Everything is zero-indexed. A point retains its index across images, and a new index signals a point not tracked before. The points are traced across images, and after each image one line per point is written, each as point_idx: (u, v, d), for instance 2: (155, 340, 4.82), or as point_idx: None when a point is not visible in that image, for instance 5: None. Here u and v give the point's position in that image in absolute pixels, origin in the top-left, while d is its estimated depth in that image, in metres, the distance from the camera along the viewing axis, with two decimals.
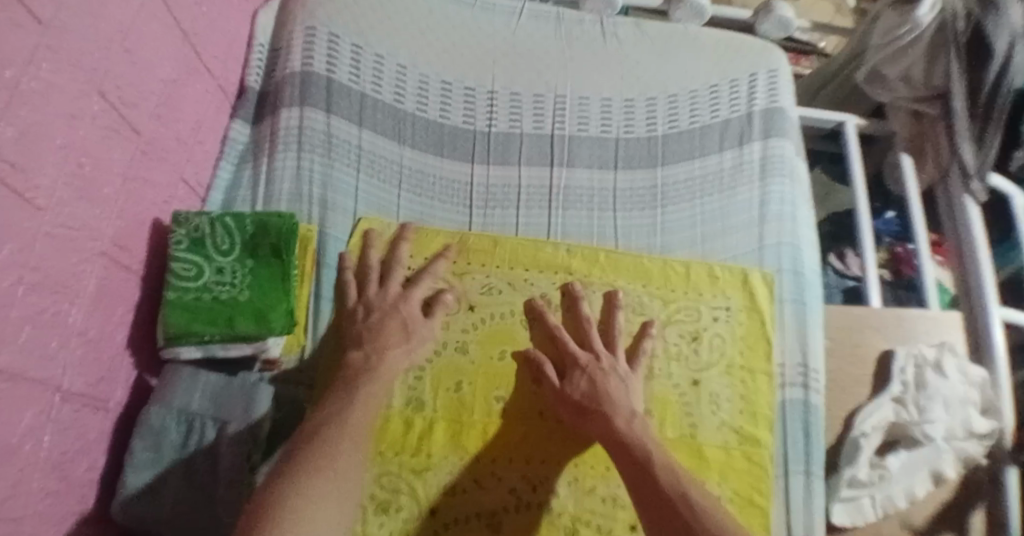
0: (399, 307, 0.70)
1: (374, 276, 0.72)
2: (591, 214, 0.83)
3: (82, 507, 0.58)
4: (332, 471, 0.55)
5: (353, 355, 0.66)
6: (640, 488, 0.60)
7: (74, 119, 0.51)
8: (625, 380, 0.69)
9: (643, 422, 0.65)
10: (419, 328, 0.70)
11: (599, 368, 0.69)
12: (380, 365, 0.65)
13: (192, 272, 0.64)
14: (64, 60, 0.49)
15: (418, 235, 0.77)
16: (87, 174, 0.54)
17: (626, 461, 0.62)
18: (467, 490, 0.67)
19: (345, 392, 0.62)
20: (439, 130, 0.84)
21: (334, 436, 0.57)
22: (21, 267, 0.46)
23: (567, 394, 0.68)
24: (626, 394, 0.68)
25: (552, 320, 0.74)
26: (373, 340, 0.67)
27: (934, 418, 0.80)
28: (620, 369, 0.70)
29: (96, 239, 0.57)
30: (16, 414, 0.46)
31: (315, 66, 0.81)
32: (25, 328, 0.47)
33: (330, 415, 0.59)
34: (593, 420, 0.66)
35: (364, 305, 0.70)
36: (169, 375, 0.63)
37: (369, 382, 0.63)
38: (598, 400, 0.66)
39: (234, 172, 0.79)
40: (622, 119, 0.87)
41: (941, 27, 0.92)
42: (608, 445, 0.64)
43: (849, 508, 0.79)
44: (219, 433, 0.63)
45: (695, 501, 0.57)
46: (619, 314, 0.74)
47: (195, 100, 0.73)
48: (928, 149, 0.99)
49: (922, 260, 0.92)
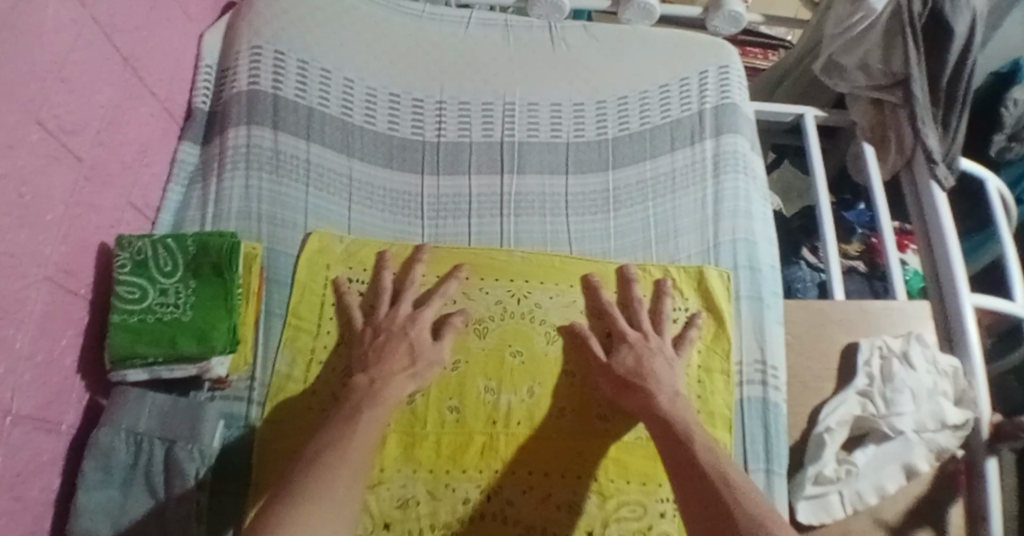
0: (407, 330, 0.70)
1: (388, 295, 0.74)
2: (544, 219, 0.82)
3: (37, 528, 0.60)
4: (337, 499, 0.54)
5: (358, 379, 0.66)
6: (679, 469, 0.60)
7: (16, 149, 0.53)
8: (669, 362, 0.71)
9: (684, 404, 0.67)
10: (426, 352, 0.69)
11: (646, 346, 0.71)
12: (383, 391, 0.65)
13: (137, 294, 0.64)
14: (2, 93, 0.50)
15: (435, 257, 0.77)
16: (27, 204, 0.55)
17: (669, 439, 0.62)
18: (421, 502, 0.67)
19: (347, 419, 0.61)
20: (388, 142, 0.84)
21: (332, 464, 0.56)
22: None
23: (613, 368, 0.70)
24: (671, 376, 0.69)
25: (605, 297, 0.76)
26: (377, 364, 0.67)
27: (901, 410, 0.78)
28: (667, 351, 0.72)
29: (39, 265, 0.57)
30: None
31: (262, 84, 0.81)
32: None
33: (330, 443, 0.59)
34: (634, 394, 0.68)
35: (372, 327, 0.71)
36: (117, 397, 0.64)
37: (373, 408, 0.63)
38: (643, 376, 0.68)
39: (183, 194, 0.80)
40: (571, 123, 0.87)
41: (897, 12, 0.90)
42: (648, 421, 0.65)
43: (816, 506, 0.77)
44: (166, 453, 0.62)
45: (735, 479, 0.56)
46: (666, 300, 0.76)
47: (139, 123, 0.73)
48: (890, 137, 0.98)
49: (887, 250, 0.91)
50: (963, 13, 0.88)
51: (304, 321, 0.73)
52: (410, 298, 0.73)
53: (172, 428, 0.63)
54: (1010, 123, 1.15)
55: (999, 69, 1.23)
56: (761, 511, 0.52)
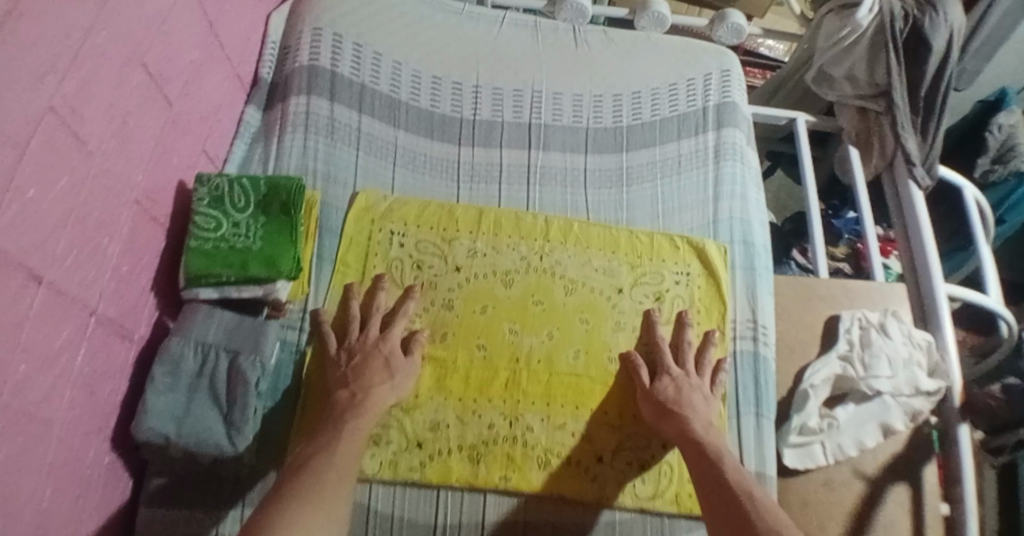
0: (379, 347, 0.75)
1: (356, 324, 0.77)
2: (565, 190, 0.93)
3: (104, 425, 0.68)
4: (324, 502, 0.60)
5: (340, 394, 0.71)
6: (708, 485, 0.68)
7: (120, 84, 0.63)
8: (704, 398, 0.77)
9: (715, 432, 0.74)
10: (400, 365, 0.74)
11: (687, 381, 0.78)
12: (364, 402, 0.70)
13: (212, 224, 0.73)
14: (116, 33, 0.61)
15: (419, 209, 0.86)
16: (128, 132, 0.65)
17: (701, 458, 0.70)
18: (450, 426, 0.76)
19: (333, 428, 0.68)
20: (430, 117, 0.94)
21: (321, 469, 0.63)
22: (72, 201, 0.58)
23: (654, 394, 0.76)
24: (706, 409, 0.76)
25: (660, 331, 0.82)
26: (358, 379, 0.72)
27: (879, 373, 0.87)
28: (703, 388, 0.78)
29: (130, 189, 0.67)
30: (55, 327, 0.57)
31: (321, 61, 0.92)
32: (71, 252, 0.58)
33: (316, 451, 0.65)
34: (671, 419, 0.74)
35: (346, 349, 0.75)
36: (187, 313, 0.72)
37: (354, 419, 0.68)
38: (680, 404, 0.75)
39: (247, 151, 0.89)
40: (591, 111, 0.98)
41: (880, 28, 1.01)
42: (685, 444, 0.72)
43: (800, 453, 0.87)
44: (231, 362, 0.71)
45: (757, 494, 0.65)
46: (710, 349, 0.82)
47: (216, 83, 0.83)
48: (874, 142, 1.10)
49: (870, 253, 1.01)
50: (941, 31, 1.01)
51: (349, 267, 0.82)
52: (379, 322, 0.78)
53: (238, 342, 0.72)
54: (995, 147, 1.30)
55: (988, 97, 1.36)
56: (779, 525, 0.61)
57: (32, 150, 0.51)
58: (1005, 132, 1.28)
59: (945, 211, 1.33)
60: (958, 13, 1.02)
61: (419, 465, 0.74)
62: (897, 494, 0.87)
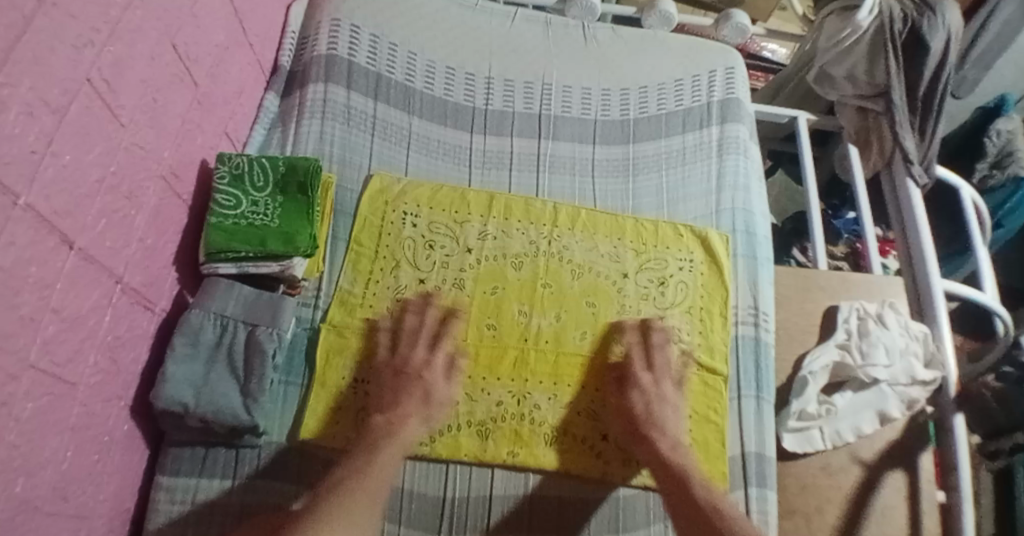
0: (424, 374, 0.74)
1: (400, 337, 0.78)
2: (573, 177, 0.96)
3: (124, 392, 0.70)
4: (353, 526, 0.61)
5: (375, 418, 0.71)
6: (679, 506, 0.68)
7: (152, 61, 0.65)
8: (673, 407, 0.77)
9: (683, 451, 0.73)
10: (439, 394, 0.74)
11: (655, 393, 0.77)
12: (399, 431, 0.70)
13: (232, 202, 0.76)
14: (150, 12, 0.64)
15: (432, 193, 0.88)
16: (157, 108, 0.68)
17: (672, 479, 0.70)
18: (460, 403, 0.77)
19: (366, 454, 0.67)
20: (444, 105, 0.97)
21: (354, 491, 0.63)
22: (104, 170, 0.60)
23: (625, 407, 0.76)
24: (672, 423, 0.76)
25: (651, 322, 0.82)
26: (394, 406, 0.72)
27: (876, 361, 0.89)
28: (669, 398, 0.78)
29: (157, 163, 0.69)
30: (84, 291, 0.59)
31: (338, 51, 0.95)
32: (101, 220, 0.60)
33: (350, 472, 0.65)
34: (641, 442, 0.74)
35: (390, 367, 0.76)
36: (207, 285, 0.74)
37: (388, 446, 0.68)
38: (650, 424, 0.74)
39: (266, 135, 0.92)
40: (599, 104, 1.01)
41: (880, 30, 1.04)
42: (658, 469, 0.72)
43: (800, 438, 0.89)
44: (249, 334, 0.74)
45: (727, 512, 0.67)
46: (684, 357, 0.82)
47: (238, 69, 0.86)
48: (873, 140, 1.12)
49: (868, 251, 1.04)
50: (939, 33, 1.03)
51: (364, 247, 0.85)
52: (426, 342, 0.77)
53: (255, 315, 0.75)
54: (993, 153, 1.33)
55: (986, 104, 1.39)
56: None
57: (70, 117, 0.53)
58: (1004, 138, 1.30)
59: (945, 214, 1.35)
60: (956, 17, 1.05)
61: (430, 439, 0.76)
62: (895, 480, 0.89)
